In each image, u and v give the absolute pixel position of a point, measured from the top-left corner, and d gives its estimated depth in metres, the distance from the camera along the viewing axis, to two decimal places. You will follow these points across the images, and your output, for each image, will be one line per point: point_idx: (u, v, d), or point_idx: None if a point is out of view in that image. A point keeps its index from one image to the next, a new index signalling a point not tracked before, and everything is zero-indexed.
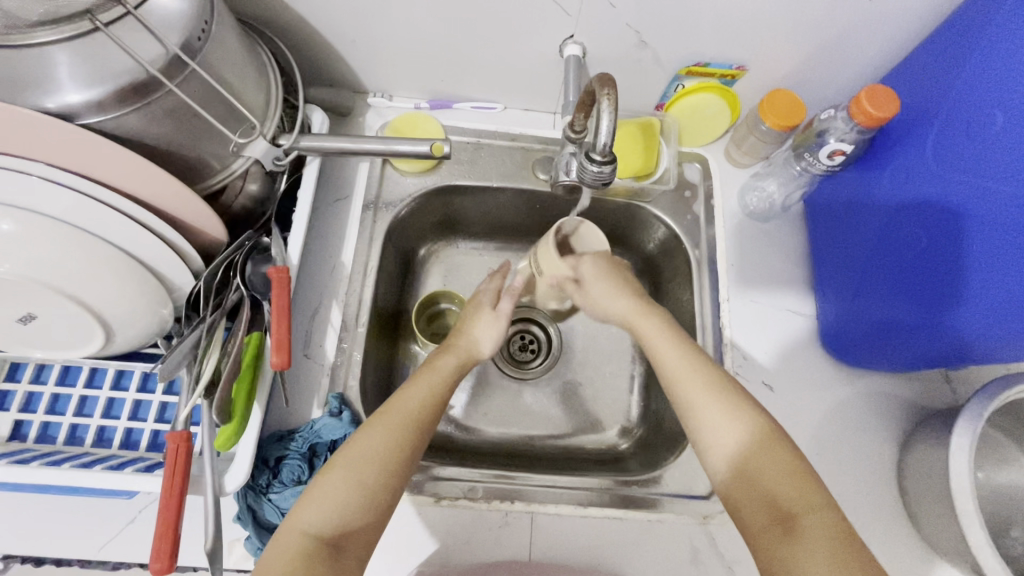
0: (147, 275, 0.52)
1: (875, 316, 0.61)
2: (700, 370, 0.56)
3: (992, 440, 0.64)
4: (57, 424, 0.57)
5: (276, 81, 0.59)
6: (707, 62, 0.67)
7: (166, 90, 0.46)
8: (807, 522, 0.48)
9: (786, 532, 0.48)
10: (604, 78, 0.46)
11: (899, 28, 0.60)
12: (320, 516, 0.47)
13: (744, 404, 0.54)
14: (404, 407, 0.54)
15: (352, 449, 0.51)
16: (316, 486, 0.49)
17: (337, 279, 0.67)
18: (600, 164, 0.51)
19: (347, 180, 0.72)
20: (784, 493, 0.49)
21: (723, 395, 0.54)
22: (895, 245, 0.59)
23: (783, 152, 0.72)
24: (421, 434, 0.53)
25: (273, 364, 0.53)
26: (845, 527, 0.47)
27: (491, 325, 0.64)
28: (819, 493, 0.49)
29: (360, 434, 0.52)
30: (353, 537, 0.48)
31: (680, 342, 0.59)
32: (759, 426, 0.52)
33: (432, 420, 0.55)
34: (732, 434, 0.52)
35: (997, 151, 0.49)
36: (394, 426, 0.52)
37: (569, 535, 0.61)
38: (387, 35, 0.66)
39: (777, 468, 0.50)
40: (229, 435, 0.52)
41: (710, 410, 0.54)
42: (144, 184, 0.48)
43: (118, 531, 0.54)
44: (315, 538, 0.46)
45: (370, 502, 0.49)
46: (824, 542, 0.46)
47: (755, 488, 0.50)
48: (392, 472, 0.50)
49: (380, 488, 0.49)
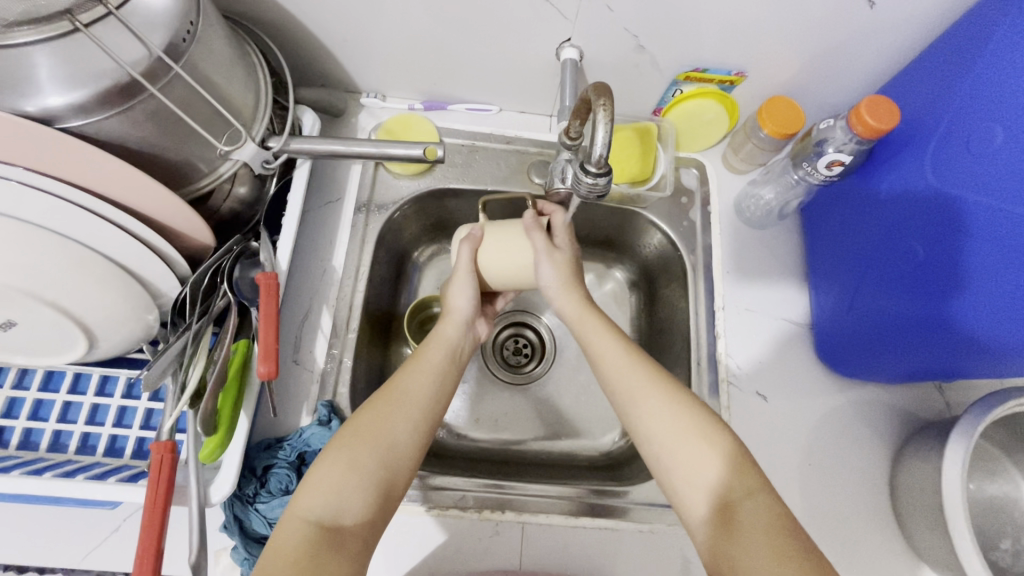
0: (131, 280, 0.51)
1: (879, 313, 0.59)
2: (635, 363, 0.56)
3: (986, 453, 0.64)
4: (40, 430, 0.56)
5: (266, 82, 0.58)
6: (706, 67, 0.66)
7: (147, 94, 0.45)
8: (741, 511, 0.46)
9: (723, 524, 0.46)
10: (601, 89, 0.45)
11: (901, 36, 0.59)
12: (320, 501, 0.45)
13: (685, 400, 0.53)
14: (406, 391, 0.53)
15: (352, 430, 0.50)
16: (315, 470, 0.47)
17: (327, 284, 0.66)
18: (595, 176, 0.49)
19: (340, 182, 0.71)
20: (710, 484, 0.48)
21: (658, 386, 0.54)
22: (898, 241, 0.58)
23: (781, 161, 0.71)
24: (424, 416, 0.52)
25: (260, 374, 0.51)
26: (781, 514, 0.45)
27: (460, 284, 0.62)
28: (754, 477, 0.48)
29: (359, 416, 0.51)
30: (357, 524, 0.45)
31: (608, 334, 0.60)
32: (694, 424, 0.51)
33: (435, 405, 0.54)
34: (661, 422, 0.52)
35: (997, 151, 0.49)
36: (397, 408, 0.51)
37: (559, 545, 0.60)
38: (380, 35, 0.64)
39: (702, 464, 0.49)
40: (214, 446, 0.51)
41: (641, 406, 0.54)
42: (127, 189, 0.47)
43: (103, 539, 0.53)
44: (316, 524, 0.44)
45: (374, 485, 0.47)
46: (758, 533, 0.44)
47: (682, 481, 0.50)
48: (396, 452, 0.49)
49: (384, 471, 0.48)
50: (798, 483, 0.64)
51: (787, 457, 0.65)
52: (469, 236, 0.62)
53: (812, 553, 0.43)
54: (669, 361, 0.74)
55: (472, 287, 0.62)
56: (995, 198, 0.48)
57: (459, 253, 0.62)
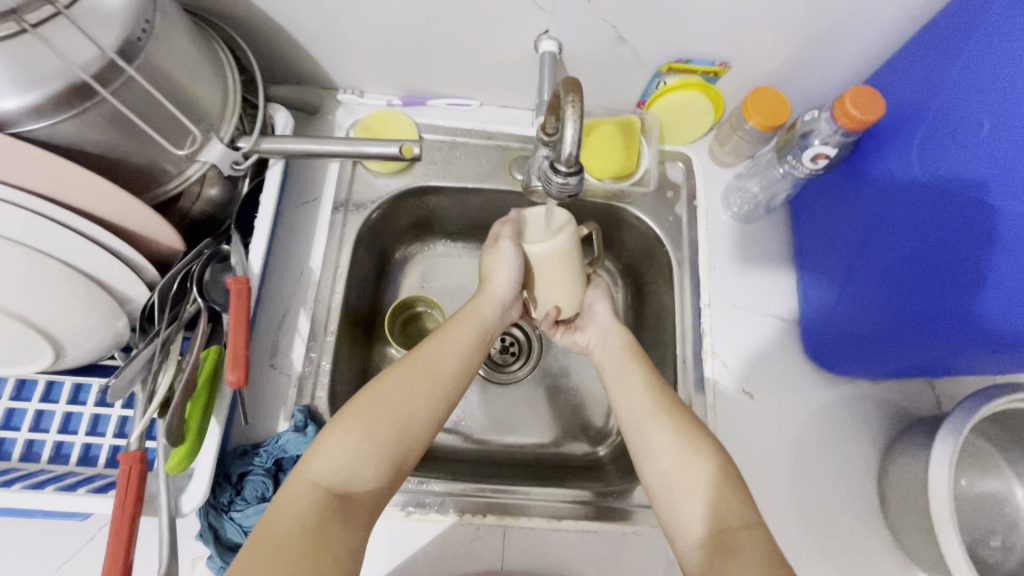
0: (96, 288, 0.49)
1: (869, 321, 0.57)
2: (656, 392, 0.56)
3: (976, 448, 0.63)
4: (12, 440, 0.55)
5: (235, 80, 0.56)
6: (689, 58, 0.64)
7: (100, 99, 0.43)
8: (738, 539, 0.45)
9: (718, 549, 0.46)
10: (568, 84, 0.42)
11: (889, 23, 0.57)
12: (332, 467, 0.45)
13: (699, 435, 0.52)
14: (430, 363, 0.52)
15: (373, 395, 0.49)
16: (330, 434, 0.47)
17: (305, 286, 0.65)
18: (565, 175, 0.46)
19: (317, 181, 0.69)
20: (705, 512, 0.48)
21: (672, 418, 0.54)
22: (881, 247, 0.57)
23: (767, 154, 0.69)
24: (445, 389, 0.52)
25: (229, 382, 0.50)
26: (776, 553, 0.44)
27: (504, 267, 0.58)
28: (751, 512, 0.47)
29: (380, 383, 0.50)
30: (364, 494, 0.45)
31: (635, 363, 0.60)
32: (691, 435, 0.52)
33: (457, 381, 0.53)
34: (671, 450, 0.52)
35: (981, 156, 0.47)
36: (421, 384, 0.51)
37: (543, 549, 0.59)
38: (353, 30, 0.63)
39: (695, 485, 0.49)
40: (181, 457, 0.49)
41: (649, 430, 0.54)
42: (89, 195, 0.46)
43: (76, 550, 0.52)
44: (325, 490, 0.44)
45: (386, 456, 0.47)
46: (753, 560, 0.43)
47: (681, 505, 0.49)
48: (414, 425, 0.49)
49: (399, 443, 0.47)
50: (786, 482, 0.63)
51: (775, 456, 0.64)
52: (516, 229, 0.59)
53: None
54: (656, 359, 0.73)
55: (517, 269, 0.58)
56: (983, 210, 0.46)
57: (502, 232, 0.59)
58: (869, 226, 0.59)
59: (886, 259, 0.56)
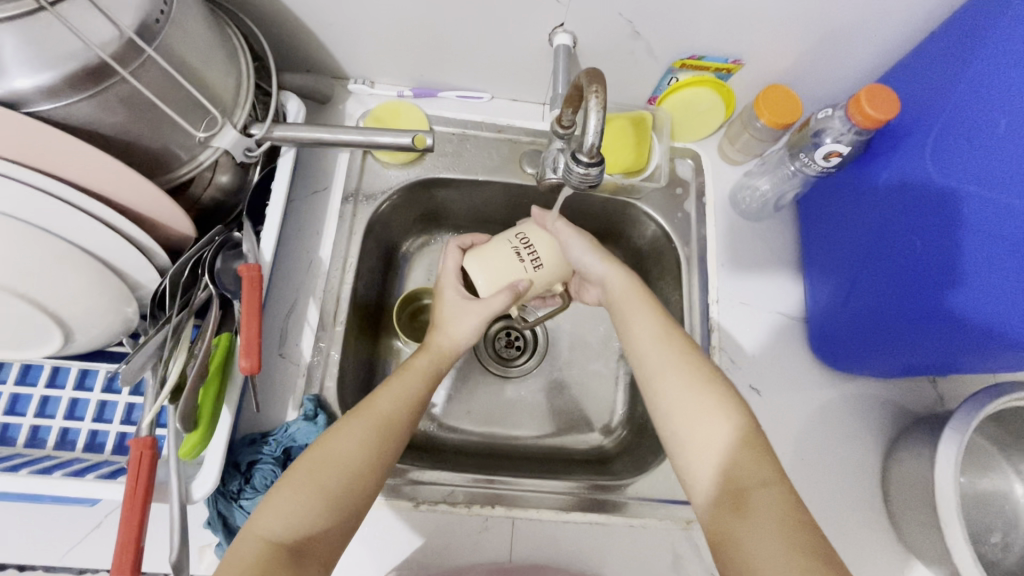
0: (107, 272, 0.49)
1: (875, 335, 0.59)
2: (666, 340, 0.56)
3: (979, 447, 0.64)
4: (17, 425, 0.55)
5: (248, 67, 0.55)
6: (702, 54, 0.64)
7: (118, 79, 0.43)
8: (753, 498, 0.46)
9: (733, 507, 0.46)
10: (591, 74, 0.42)
11: (902, 24, 0.58)
12: (281, 521, 0.44)
13: (714, 382, 0.53)
14: (381, 411, 0.52)
15: (321, 450, 0.48)
16: (278, 490, 0.46)
17: (314, 276, 0.65)
18: (586, 166, 0.47)
19: (327, 171, 0.69)
20: (721, 470, 0.48)
21: (685, 366, 0.54)
22: (889, 268, 0.57)
23: (778, 151, 0.69)
24: (397, 435, 0.51)
25: (241, 369, 0.49)
26: (796, 508, 0.45)
27: (469, 321, 0.59)
28: (771, 468, 0.47)
29: (328, 436, 0.50)
30: (318, 543, 0.45)
31: (646, 306, 0.59)
32: (710, 391, 0.52)
33: (407, 424, 0.52)
34: (681, 402, 0.52)
35: (1002, 164, 0.47)
36: (367, 429, 0.50)
37: (549, 540, 0.60)
38: (367, 20, 0.62)
39: (715, 440, 0.49)
40: (194, 443, 0.49)
41: (668, 377, 0.54)
42: (102, 178, 0.45)
43: (82, 537, 0.52)
44: (275, 544, 0.43)
45: (336, 506, 0.46)
46: (769, 520, 0.44)
47: (694, 463, 0.50)
48: (358, 468, 0.48)
49: (349, 491, 0.47)
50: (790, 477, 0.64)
51: (780, 451, 0.65)
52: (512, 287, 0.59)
53: (821, 539, 0.44)
54: None
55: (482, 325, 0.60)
56: (1005, 215, 0.46)
57: (496, 295, 0.59)
58: (873, 242, 0.59)
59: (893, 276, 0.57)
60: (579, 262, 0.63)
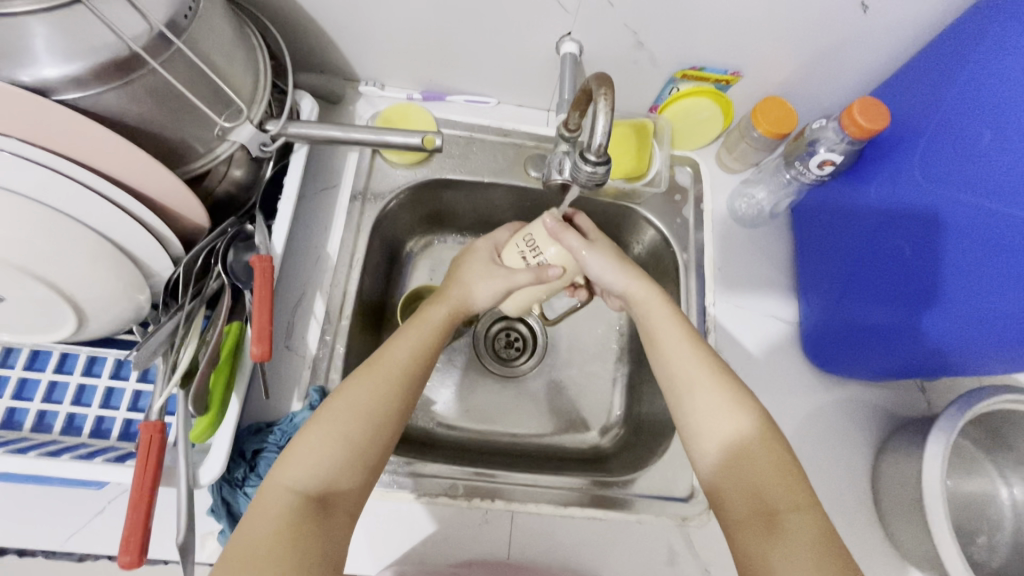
0: (122, 259, 0.50)
1: (862, 322, 0.61)
2: (701, 359, 0.55)
3: (965, 451, 0.66)
4: (24, 410, 0.55)
5: (265, 64, 0.57)
6: (703, 65, 0.67)
7: (147, 69, 0.45)
8: (786, 521, 0.47)
9: (766, 530, 0.47)
10: (601, 78, 0.45)
11: (893, 41, 0.61)
12: (305, 471, 0.46)
13: (749, 406, 0.52)
14: (391, 363, 0.53)
15: (338, 402, 0.50)
16: (297, 443, 0.48)
17: (322, 270, 0.66)
18: (595, 164, 0.48)
19: (337, 169, 0.70)
20: (755, 494, 0.49)
21: (721, 389, 0.53)
22: (881, 255, 0.60)
23: (773, 160, 0.73)
24: (410, 385, 0.53)
25: (252, 355, 0.51)
26: (828, 534, 0.47)
27: (489, 282, 0.59)
28: (805, 493, 0.48)
29: (342, 388, 0.51)
30: (343, 494, 0.47)
31: (674, 325, 0.58)
32: (738, 412, 0.52)
33: (418, 374, 0.54)
34: (717, 427, 0.52)
35: (987, 167, 0.50)
36: (380, 380, 0.51)
37: (548, 535, 0.61)
38: (381, 24, 0.65)
39: (755, 468, 0.50)
40: (204, 427, 0.50)
41: (704, 399, 0.53)
42: (124, 166, 0.46)
43: (86, 522, 0.52)
44: (302, 494, 0.45)
45: (355, 457, 0.48)
46: (805, 548, 0.45)
47: (728, 488, 0.50)
48: (376, 425, 0.50)
49: (367, 441, 0.49)
50: None
51: None
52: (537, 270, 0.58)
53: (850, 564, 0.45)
54: None
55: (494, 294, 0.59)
56: (983, 217, 0.49)
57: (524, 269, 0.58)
58: (867, 236, 0.62)
59: (885, 263, 0.59)
60: (598, 274, 0.60)
